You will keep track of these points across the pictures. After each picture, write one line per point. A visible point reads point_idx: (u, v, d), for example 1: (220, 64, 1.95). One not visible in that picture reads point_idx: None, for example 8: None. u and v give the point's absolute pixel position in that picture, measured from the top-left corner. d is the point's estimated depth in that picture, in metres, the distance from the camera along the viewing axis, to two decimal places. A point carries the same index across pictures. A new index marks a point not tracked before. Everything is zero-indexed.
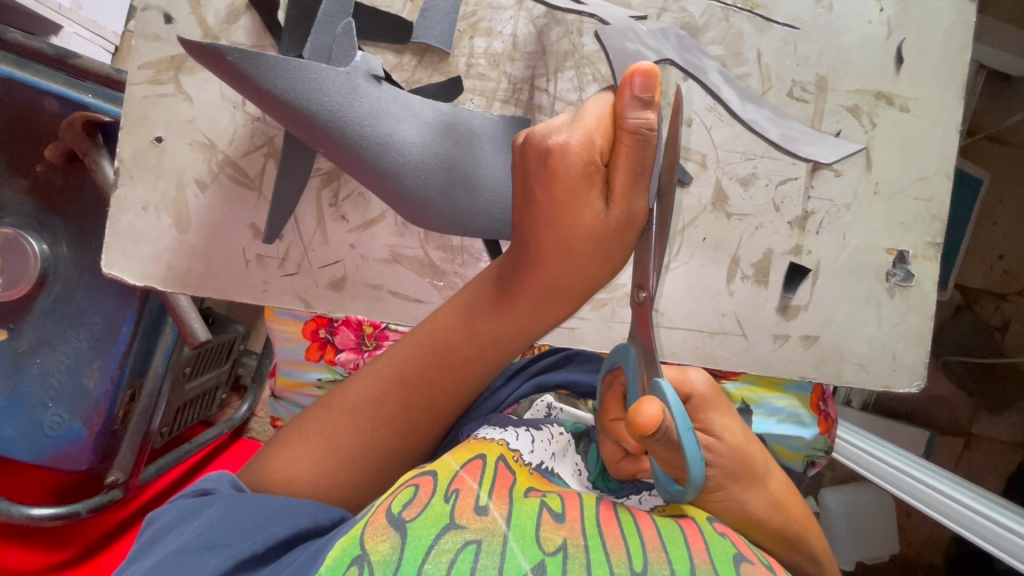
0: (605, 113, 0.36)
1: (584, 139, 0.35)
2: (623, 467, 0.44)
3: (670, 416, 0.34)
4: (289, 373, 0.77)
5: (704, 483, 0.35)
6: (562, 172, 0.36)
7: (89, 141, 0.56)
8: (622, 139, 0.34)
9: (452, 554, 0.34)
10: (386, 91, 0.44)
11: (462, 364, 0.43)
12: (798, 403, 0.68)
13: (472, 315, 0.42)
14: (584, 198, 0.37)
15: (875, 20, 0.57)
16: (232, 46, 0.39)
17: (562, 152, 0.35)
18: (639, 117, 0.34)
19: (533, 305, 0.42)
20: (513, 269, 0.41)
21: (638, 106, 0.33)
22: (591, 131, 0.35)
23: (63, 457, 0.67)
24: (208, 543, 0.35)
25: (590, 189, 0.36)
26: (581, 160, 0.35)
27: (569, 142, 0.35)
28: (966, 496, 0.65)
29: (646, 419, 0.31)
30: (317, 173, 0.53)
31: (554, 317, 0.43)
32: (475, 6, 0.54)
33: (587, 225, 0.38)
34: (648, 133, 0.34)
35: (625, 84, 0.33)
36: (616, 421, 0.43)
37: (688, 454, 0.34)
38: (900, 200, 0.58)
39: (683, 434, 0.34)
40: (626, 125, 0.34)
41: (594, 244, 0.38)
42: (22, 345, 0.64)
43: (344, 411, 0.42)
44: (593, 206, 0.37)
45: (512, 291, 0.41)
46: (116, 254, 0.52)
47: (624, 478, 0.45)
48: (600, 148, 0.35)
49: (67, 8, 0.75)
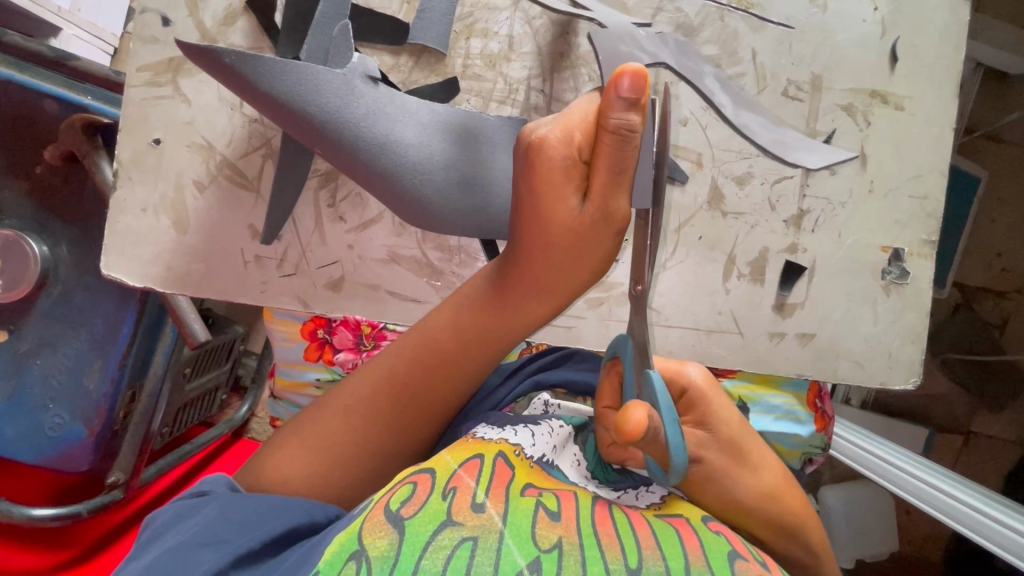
0: (589, 112, 0.36)
1: (564, 134, 0.36)
2: (611, 451, 0.43)
3: (657, 411, 0.35)
4: (288, 373, 0.77)
5: (685, 472, 0.36)
6: (542, 167, 0.36)
7: (88, 143, 0.56)
8: (603, 138, 0.35)
9: (448, 551, 0.34)
10: (381, 92, 0.44)
11: (449, 362, 0.43)
12: (795, 402, 0.69)
13: (463, 312, 0.43)
14: (561, 194, 0.37)
15: (869, 19, 0.58)
16: (229, 49, 0.40)
17: (541, 145, 0.36)
18: (623, 118, 0.34)
19: (523, 304, 0.42)
20: (505, 268, 0.42)
21: (623, 107, 0.33)
22: (571, 126, 0.36)
23: (63, 458, 0.68)
24: (204, 539, 0.36)
25: (567, 184, 0.37)
26: (560, 154, 0.36)
27: (548, 136, 0.36)
28: (959, 491, 0.66)
29: (632, 425, 0.32)
30: (315, 174, 0.54)
31: (545, 317, 0.43)
32: (472, 6, 0.54)
33: (565, 222, 0.38)
34: (629, 133, 0.34)
35: (612, 84, 0.33)
36: (606, 409, 0.43)
37: (671, 446, 0.35)
38: (895, 198, 0.58)
39: (669, 426, 0.35)
40: (608, 124, 0.34)
41: (571, 239, 0.39)
42: (23, 346, 0.65)
43: (339, 408, 0.43)
44: (570, 202, 0.37)
45: (503, 289, 0.42)
46: (115, 255, 0.52)
47: (615, 461, 0.44)
48: (580, 144, 0.36)
49: (67, 10, 0.75)
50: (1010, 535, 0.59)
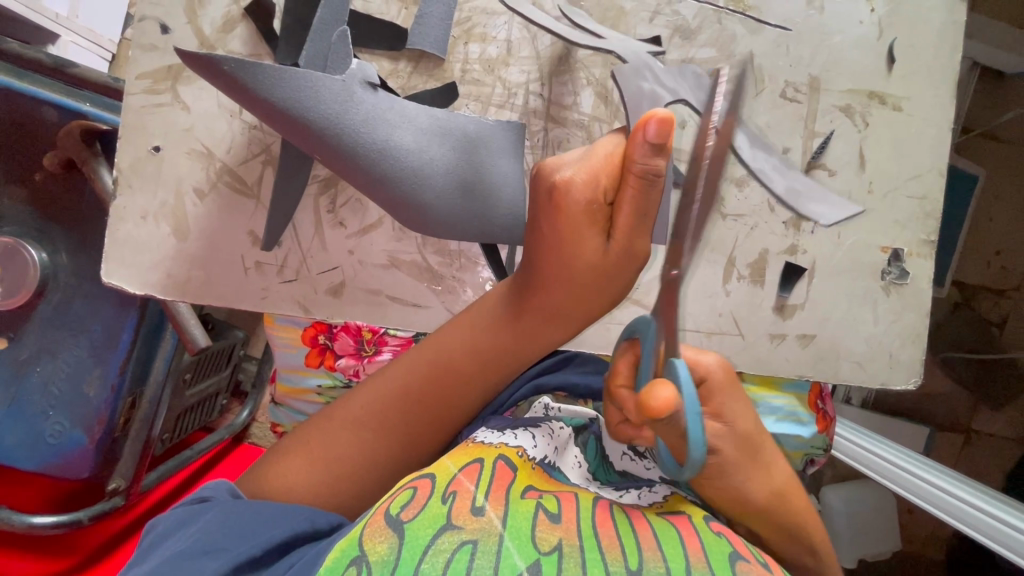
0: (614, 152, 0.36)
1: (589, 177, 0.36)
2: (620, 430, 0.42)
3: (680, 397, 0.34)
4: (289, 379, 0.76)
5: (701, 467, 0.35)
6: (566, 208, 0.37)
7: (87, 150, 0.57)
8: (628, 181, 0.35)
9: (448, 554, 0.34)
10: (381, 99, 0.44)
11: (464, 381, 0.44)
12: (796, 402, 0.68)
13: (478, 332, 0.44)
14: (585, 234, 0.38)
15: (866, 20, 0.58)
16: (228, 56, 0.40)
17: (566, 188, 0.36)
18: (649, 161, 0.34)
19: (537, 326, 0.43)
20: (518, 292, 0.42)
21: (649, 152, 0.33)
22: (597, 169, 0.36)
23: (64, 465, 0.68)
24: (207, 547, 0.36)
25: (591, 225, 0.38)
26: (584, 198, 0.37)
27: (574, 178, 0.36)
28: (948, 484, 0.67)
29: (659, 404, 0.31)
30: (314, 180, 0.54)
31: (556, 339, 0.44)
32: (470, 12, 0.54)
33: (587, 259, 0.39)
34: (655, 177, 0.34)
35: (638, 129, 0.33)
36: (621, 388, 0.41)
37: (691, 437, 0.34)
38: (893, 199, 0.58)
39: (690, 418, 0.33)
40: (634, 169, 0.34)
41: (594, 275, 0.40)
42: (23, 353, 0.65)
43: (349, 423, 0.43)
44: (593, 241, 0.38)
45: (519, 310, 0.43)
46: (115, 263, 0.52)
47: (620, 441, 0.44)
48: (606, 188, 0.36)
49: (65, 16, 0.76)
50: (995, 525, 0.61)
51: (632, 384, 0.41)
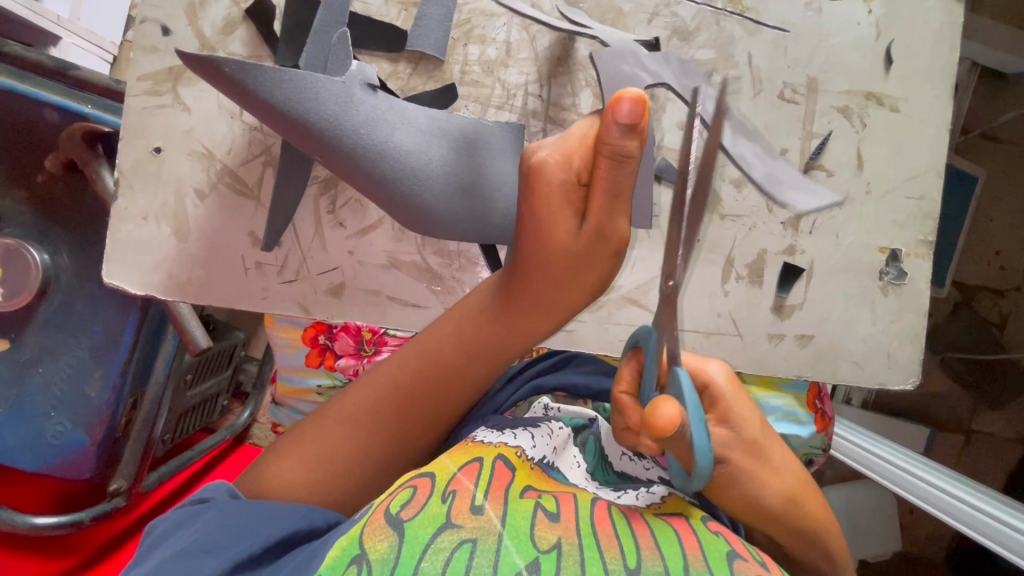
0: (587, 136, 0.38)
1: (562, 158, 0.37)
2: (624, 438, 0.41)
3: (685, 410, 0.34)
4: (289, 380, 0.76)
5: (708, 476, 0.34)
6: (542, 189, 0.38)
7: (88, 151, 0.57)
8: (599, 162, 0.36)
9: (448, 553, 0.34)
10: (382, 100, 0.44)
11: (453, 373, 0.44)
12: (795, 402, 0.69)
13: (468, 326, 0.44)
14: (560, 217, 0.39)
15: (864, 21, 0.58)
16: (230, 57, 0.40)
17: (541, 168, 0.38)
18: (619, 142, 0.34)
19: (525, 318, 0.43)
20: (507, 284, 0.42)
21: (619, 133, 0.34)
22: (569, 150, 0.37)
23: (66, 466, 0.68)
24: (207, 547, 0.36)
25: (566, 208, 0.38)
26: (557, 178, 0.38)
27: (546, 159, 0.38)
28: (947, 484, 0.67)
29: (664, 422, 0.32)
30: (314, 181, 0.54)
31: (545, 332, 0.44)
32: (469, 14, 0.55)
33: (565, 245, 0.39)
34: (625, 157, 0.35)
35: (609, 109, 0.34)
36: (623, 395, 0.40)
37: (696, 446, 0.34)
38: (891, 199, 0.59)
39: (695, 428, 0.34)
40: (603, 149, 0.35)
41: (575, 263, 0.40)
42: (24, 354, 0.65)
43: (341, 417, 0.43)
44: (569, 226, 0.39)
45: (509, 304, 0.43)
46: (116, 263, 0.53)
47: (625, 447, 0.42)
48: (578, 169, 0.37)
49: (66, 19, 0.76)
50: (995, 525, 0.61)
51: (635, 391, 0.41)
